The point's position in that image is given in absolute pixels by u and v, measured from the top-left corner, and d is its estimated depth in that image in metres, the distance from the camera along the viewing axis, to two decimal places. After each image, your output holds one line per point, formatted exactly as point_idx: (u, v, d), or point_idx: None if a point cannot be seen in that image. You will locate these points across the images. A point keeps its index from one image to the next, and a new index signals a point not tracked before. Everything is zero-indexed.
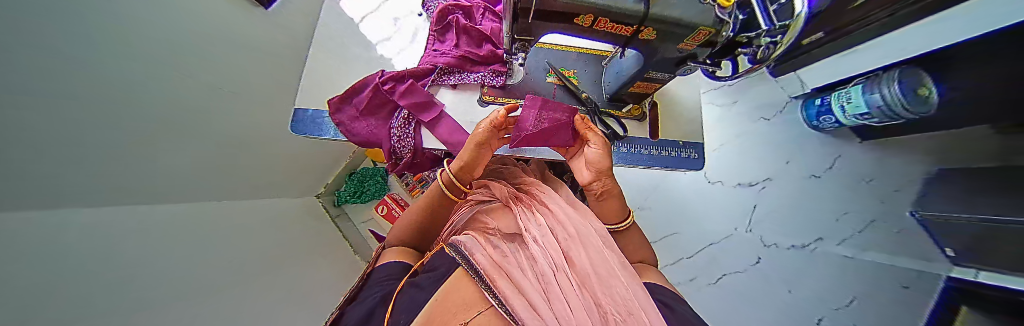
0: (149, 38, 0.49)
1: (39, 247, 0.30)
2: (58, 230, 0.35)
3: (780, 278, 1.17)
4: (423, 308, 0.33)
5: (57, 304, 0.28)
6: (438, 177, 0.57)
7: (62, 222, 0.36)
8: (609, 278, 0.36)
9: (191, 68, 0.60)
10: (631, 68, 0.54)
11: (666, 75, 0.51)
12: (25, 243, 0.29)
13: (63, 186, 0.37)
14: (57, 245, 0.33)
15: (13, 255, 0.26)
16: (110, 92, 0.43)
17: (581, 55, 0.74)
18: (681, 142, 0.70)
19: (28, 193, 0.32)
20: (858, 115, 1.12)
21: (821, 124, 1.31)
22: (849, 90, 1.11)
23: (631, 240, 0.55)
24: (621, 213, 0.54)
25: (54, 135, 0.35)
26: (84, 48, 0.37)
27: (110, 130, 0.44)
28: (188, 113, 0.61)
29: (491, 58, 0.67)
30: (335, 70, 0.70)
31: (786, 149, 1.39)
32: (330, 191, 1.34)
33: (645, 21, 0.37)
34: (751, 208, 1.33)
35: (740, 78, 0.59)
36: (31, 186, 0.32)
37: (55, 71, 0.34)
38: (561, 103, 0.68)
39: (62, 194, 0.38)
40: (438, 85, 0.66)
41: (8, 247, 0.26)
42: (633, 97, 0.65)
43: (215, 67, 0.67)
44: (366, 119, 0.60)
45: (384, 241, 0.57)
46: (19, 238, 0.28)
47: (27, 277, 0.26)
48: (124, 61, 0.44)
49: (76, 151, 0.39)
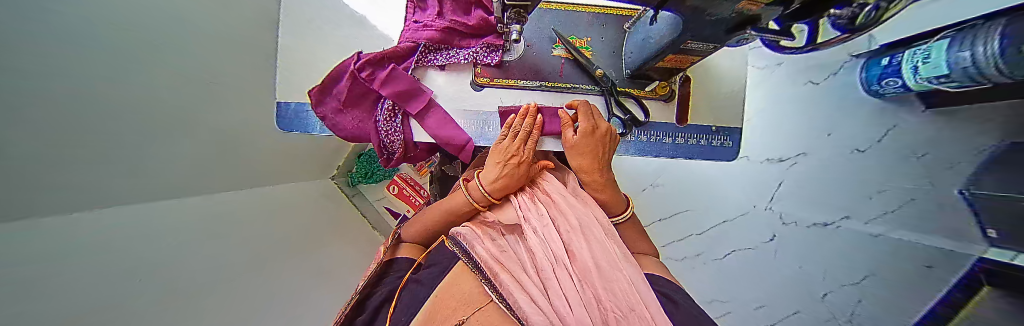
0: (147, 28, 0.48)
1: (81, 258, 0.35)
2: (95, 241, 0.38)
3: (793, 255, 1.13)
4: (424, 304, 0.33)
5: (88, 301, 0.33)
6: (471, 190, 0.52)
7: (98, 233, 0.39)
8: (610, 272, 0.34)
9: (181, 53, 0.57)
10: (661, 36, 0.41)
11: (710, 45, 0.37)
12: (48, 258, 0.31)
13: (86, 188, 0.40)
14: (90, 255, 0.36)
15: (37, 274, 0.28)
16: (120, 101, 0.44)
17: (598, 17, 0.61)
18: (714, 127, 0.61)
19: (73, 207, 0.37)
20: (933, 78, 0.83)
21: (881, 89, 1.01)
22: (930, 48, 0.82)
23: (626, 233, 0.52)
24: (622, 205, 0.52)
25: (75, 141, 0.38)
26: (59, 42, 0.34)
27: (122, 134, 0.46)
28: (190, 101, 0.60)
29: (484, 28, 0.56)
30: (305, 55, 0.62)
31: (833, 118, 1.15)
32: (342, 172, 1.34)
33: None
34: (776, 184, 1.26)
35: (810, 49, 0.61)
36: (75, 194, 0.38)
37: (50, 74, 0.33)
38: (570, 82, 0.59)
39: (80, 201, 0.39)
40: (425, 66, 0.58)
41: (32, 266, 0.28)
42: (660, 72, 0.53)
43: (202, 47, 0.63)
44: (349, 112, 0.55)
45: (401, 231, 0.59)
46: (39, 254, 0.30)
47: (49, 297, 0.28)
48: (118, 57, 0.43)
49: (95, 170, 0.41)
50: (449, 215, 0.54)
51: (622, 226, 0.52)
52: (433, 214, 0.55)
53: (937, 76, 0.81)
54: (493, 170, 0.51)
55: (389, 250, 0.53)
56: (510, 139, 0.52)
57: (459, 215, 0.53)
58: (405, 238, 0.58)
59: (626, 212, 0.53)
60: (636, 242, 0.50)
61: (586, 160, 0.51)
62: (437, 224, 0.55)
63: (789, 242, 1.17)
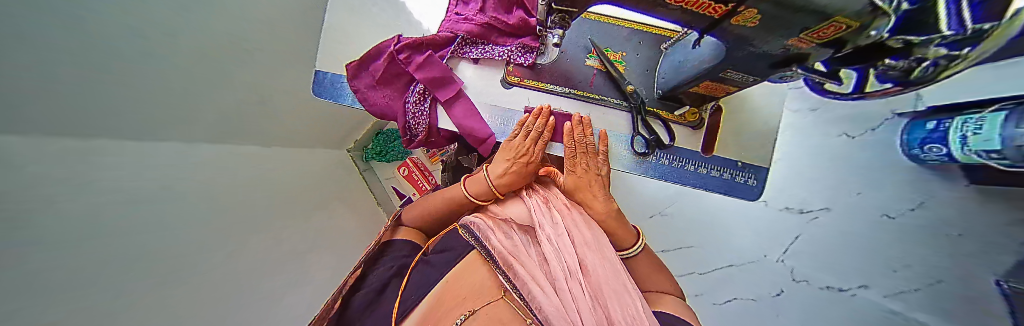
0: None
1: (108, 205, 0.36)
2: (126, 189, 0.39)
3: (800, 315, 1.06)
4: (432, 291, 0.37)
5: (93, 254, 0.33)
6: (474, 183, 0.54)
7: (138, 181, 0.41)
8: (624, 294, 0.33)
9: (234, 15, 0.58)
10: (701, 62, 0.40)
11: (750, 78, 0.36)
12: (67, 206, 0.31)
13: (117, 126, 0.41)
14: (113, 202, 0.37)
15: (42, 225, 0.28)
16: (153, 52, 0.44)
17: (634, 34, 0.62)
18: (740, 162, 0.59)
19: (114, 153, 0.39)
20: (985, 152, 0.73)
21: (924, 154, 0.92)
22: (984, 118, 0.73)
23: (643, 267, 0.48)
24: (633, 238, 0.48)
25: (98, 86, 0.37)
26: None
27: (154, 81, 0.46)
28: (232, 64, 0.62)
29: (522, 29, 0.57)
30: (350, 31, 0.65)
31: (865, 177, 1.06)
32: (359, 146, 1.30)
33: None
34: (792, 237, 1.13)
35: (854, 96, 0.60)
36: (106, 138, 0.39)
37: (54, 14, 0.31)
38: (598, 93, 0.59)
39: (109, 146, 0.40)
40: (459, 57, 0.60)
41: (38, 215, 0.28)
42: (691, 98, 0.52)
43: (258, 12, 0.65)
44: (381, 89, 0.57)
45: (400, 213, 0.57)
46: (57, 203, 0.30)
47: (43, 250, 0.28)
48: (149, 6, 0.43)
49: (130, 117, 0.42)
50: (453, 206, 0.55)
51: (632, 261, 0.48)
52: (439, 202, 0.55)
53: (988, 150, 0.71)
54: (500, 164, 0.53)
55: (387, 233, 0.52)
56: (521, 136, 0.54)
57: (462, 207, 0.54)
58: (404, 221, 0.57)
59: (637, 246, 0.48)
60: (652, 278, 0.46)
61: (582, 179, 0.53)
62: (442, 211, 0.55)
63: (797, 300, 1.08)
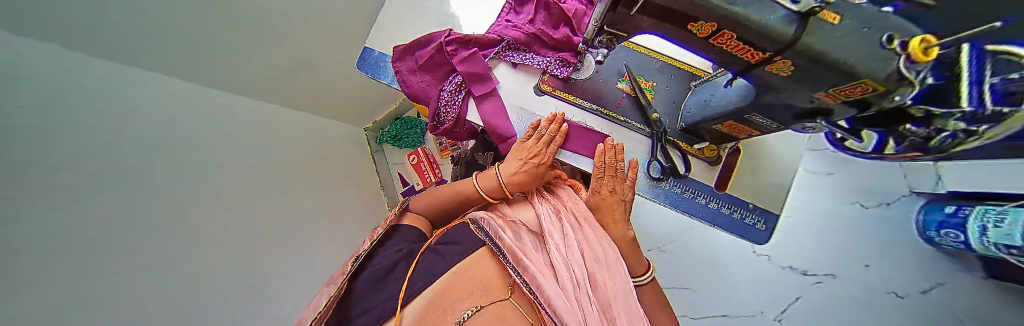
0: None
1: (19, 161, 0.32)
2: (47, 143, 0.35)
3: None
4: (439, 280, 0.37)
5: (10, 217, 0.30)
6: (485, 179, 0.55)
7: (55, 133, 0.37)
8: (627, 308, 0.38)
9: None
10: (730, 102, 0.42)
11: (774, 124, 0.38)
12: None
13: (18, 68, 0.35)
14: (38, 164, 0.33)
15: None
16: None
17: (666, 66, 0.64)
18: (752, 204, 0.59)
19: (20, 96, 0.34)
20: (1003, 247, 0.61)
21: (939, 238, 0.81)
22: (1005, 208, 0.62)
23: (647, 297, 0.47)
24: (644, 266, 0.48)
25: None
26: None
27: None
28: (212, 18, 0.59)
29: (564, 45, 0.60)
30: (403, 17, 0.71)
31: (872, 247, 0.96)
32: (376, 127, 1.33)
33: (786, 52, 0.23)
34: (791, 298, 1.02)
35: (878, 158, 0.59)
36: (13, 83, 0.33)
37: None
38: (624, 115, 0.61)
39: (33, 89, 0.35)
40: (499, 59, 0.63)
41: None
42: (714, 135, 0.54)
43: None
44: (421, 75, 0.61)
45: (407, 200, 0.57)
46: None
47: None
48: None
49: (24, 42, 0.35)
50: (465, 202, 0.56)
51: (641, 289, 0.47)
52: (451, 194, 0.56)
53: (1005, 245, 0.59)
54: (513, 164, 0.55)
55: (394, 218, 0.53)
56: (540, 143, 0.55)
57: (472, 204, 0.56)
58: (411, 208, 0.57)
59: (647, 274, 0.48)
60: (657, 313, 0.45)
61: (607, 201, 0.53)
62: (454, 202, 0.56)
63: None
